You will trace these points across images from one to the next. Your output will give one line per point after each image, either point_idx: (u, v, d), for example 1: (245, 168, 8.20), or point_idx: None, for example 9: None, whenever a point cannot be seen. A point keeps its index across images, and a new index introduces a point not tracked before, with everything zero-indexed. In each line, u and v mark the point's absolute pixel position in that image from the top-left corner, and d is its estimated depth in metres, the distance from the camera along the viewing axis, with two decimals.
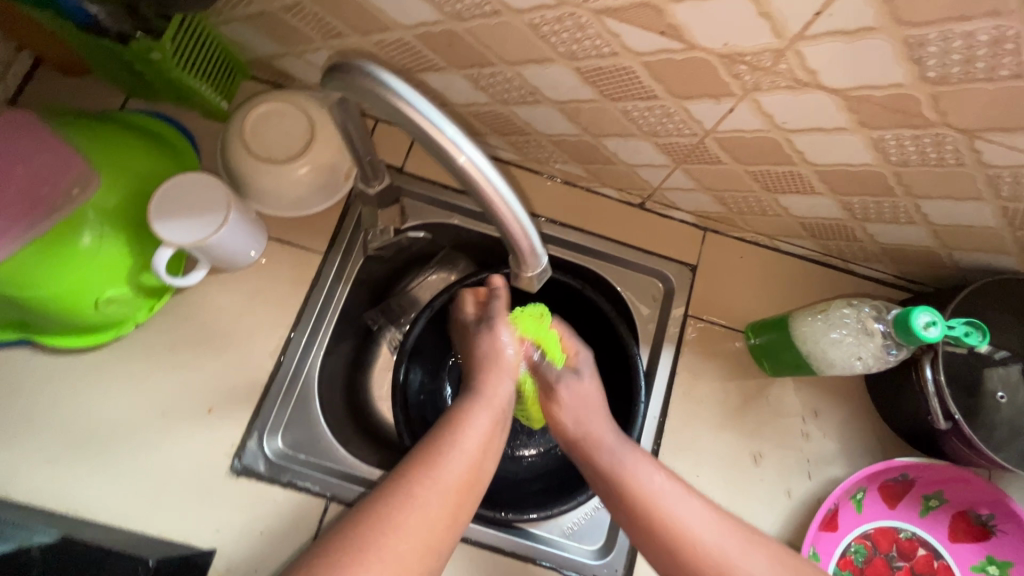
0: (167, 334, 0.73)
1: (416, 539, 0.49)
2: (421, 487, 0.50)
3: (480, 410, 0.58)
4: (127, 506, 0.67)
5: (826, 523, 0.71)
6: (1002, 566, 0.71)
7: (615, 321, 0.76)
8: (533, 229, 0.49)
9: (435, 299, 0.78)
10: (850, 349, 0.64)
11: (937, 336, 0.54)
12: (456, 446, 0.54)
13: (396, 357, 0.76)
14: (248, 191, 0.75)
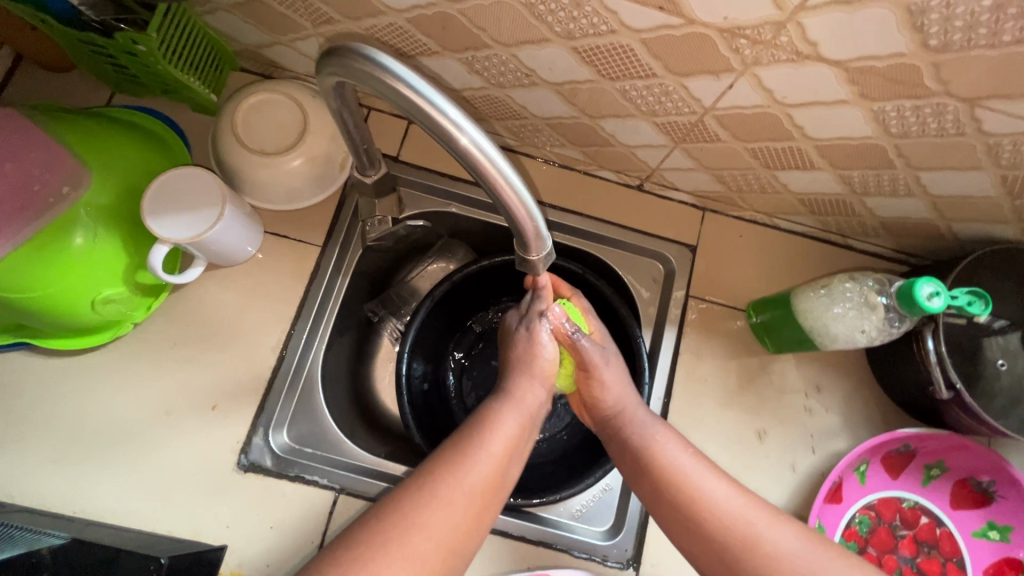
0: (166, 332, 0.72)
1: (440, 537, 0.49)
2: (447, 484, 0.51)
3: (508, 414, 0.59)
4: (134, 505, 0.66)
5: (830, 495, 0.72)
6: (1002, 531, 0.73)
7: (618, 304, 0.76)
8: (539, 213, 0.48)
9: (435, 289, 0.78)
10: (853, 323, 0.63)
11: (940, 307, 0.52)
12: (482, 446, 0.54)
13: (399, 349, 0.76)
14: (242, 184, 0.74)
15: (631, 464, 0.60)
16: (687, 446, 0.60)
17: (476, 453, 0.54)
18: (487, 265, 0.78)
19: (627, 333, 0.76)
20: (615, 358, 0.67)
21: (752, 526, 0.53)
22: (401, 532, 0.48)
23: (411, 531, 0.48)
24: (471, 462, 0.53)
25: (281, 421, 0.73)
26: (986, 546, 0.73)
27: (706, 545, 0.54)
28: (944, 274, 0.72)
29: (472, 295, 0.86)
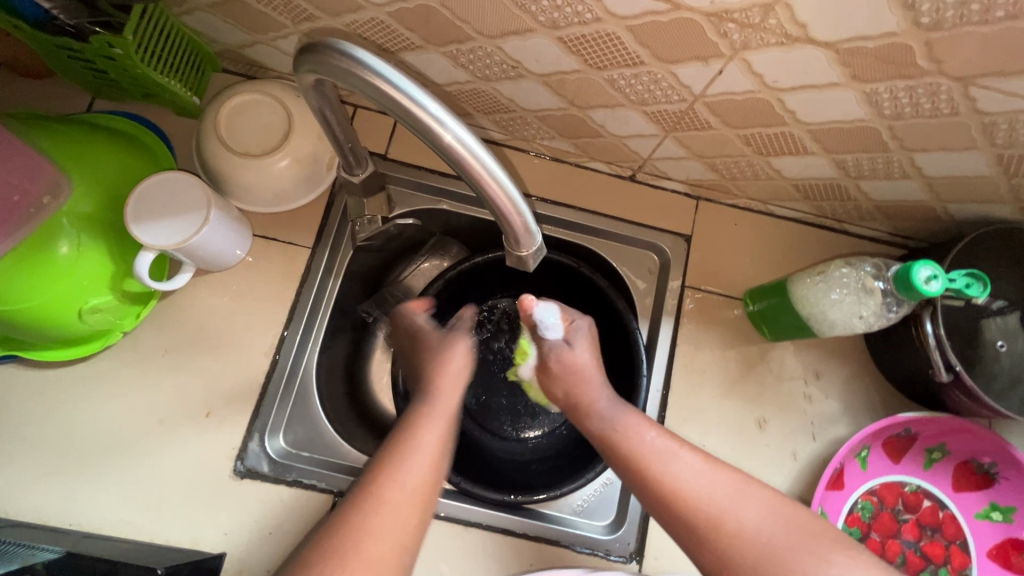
0: (158, 340, 0.71)
1: (392, 542, 0.48)
2: (384, 496, 0.49)
3: (434, 415, 0.57)
4: (130, 515, 0.66)
5: (832, 482, 0.72)
6: (1005, 512, 0.73)
7: (615, 298, 0.76)
8: (526, 207, 0.47)
9: (429, 286, 0.77)
10: (851, 309, 0.62)
11: (939, 291, 0.50)
12: (412, 451, 0.52)
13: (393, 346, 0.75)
14: (229, 187, 0.73)
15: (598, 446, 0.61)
16: (654, 425, 0.59)
17: (408, 459, 0.52)
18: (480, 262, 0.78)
19: (624, 327, 0.75)
20: (584, 343, 0.66)
21: (715, 504, 0.53)
22: (345, 552, 0.46)
23: (357, 550, 0.46)
24: (405, 469, 0.51)
25: (276, 425, 0.72)
26: (989, 528, 0.73)
27: (677, 521, 0.54)
28: (941, 256, 0.72)
29: (464, 293, 0.85)
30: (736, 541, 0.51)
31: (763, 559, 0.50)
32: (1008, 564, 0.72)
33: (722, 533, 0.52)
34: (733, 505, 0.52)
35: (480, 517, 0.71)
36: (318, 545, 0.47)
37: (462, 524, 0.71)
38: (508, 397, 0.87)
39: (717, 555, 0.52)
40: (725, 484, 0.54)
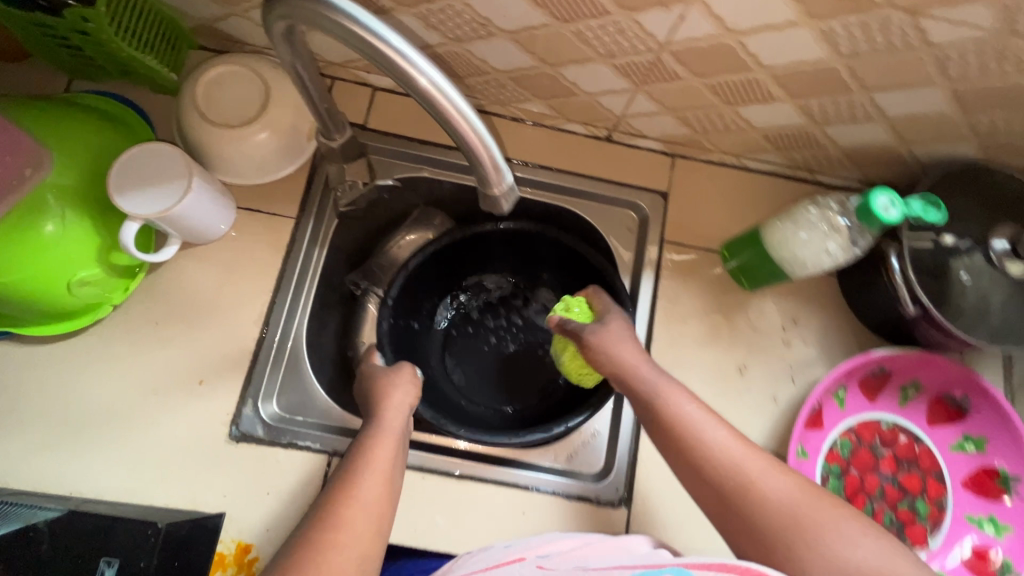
0: (147, 313, 0.72)
1: (350, 552, 0.51)
2: (342, 513, 0.53)
3: (382, 436, 0.62)
4: (129, 482, 0.67)
5: (810, 422, 0.74)
6: (978, 442, 0.76)
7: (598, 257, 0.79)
8: (493, 140, 0.47)
9: (414, 254, 0.79)
10: (818, 246, 0.65)
11: (897, 217, 0.52)
12: (363, 473, 0.57)
13: (379, 309, 0.78)
14: (210, 160, 0.74)
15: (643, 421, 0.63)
16: (688, 395, 0.62)
17: (360, 478, 0.56)
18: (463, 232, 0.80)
19: (609, 289, 0.78)
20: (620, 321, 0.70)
21: (742, 470, 0.55)
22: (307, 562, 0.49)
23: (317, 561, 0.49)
24: (358, 488, 0.55)
25: (270, 391, 0.74)
26: (963, 459, 0.76)
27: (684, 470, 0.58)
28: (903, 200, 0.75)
29: (451, 267, 0.87)
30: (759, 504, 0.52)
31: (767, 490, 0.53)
32: (982, 492, 0.75)
33: (749, 495, 0.53)
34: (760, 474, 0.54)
35: (473, 470, 0.74)
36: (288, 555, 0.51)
37: (456, 477, 0.73)
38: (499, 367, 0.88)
39: (744, 513, 0.53)
40: (748, 453, 0.56)
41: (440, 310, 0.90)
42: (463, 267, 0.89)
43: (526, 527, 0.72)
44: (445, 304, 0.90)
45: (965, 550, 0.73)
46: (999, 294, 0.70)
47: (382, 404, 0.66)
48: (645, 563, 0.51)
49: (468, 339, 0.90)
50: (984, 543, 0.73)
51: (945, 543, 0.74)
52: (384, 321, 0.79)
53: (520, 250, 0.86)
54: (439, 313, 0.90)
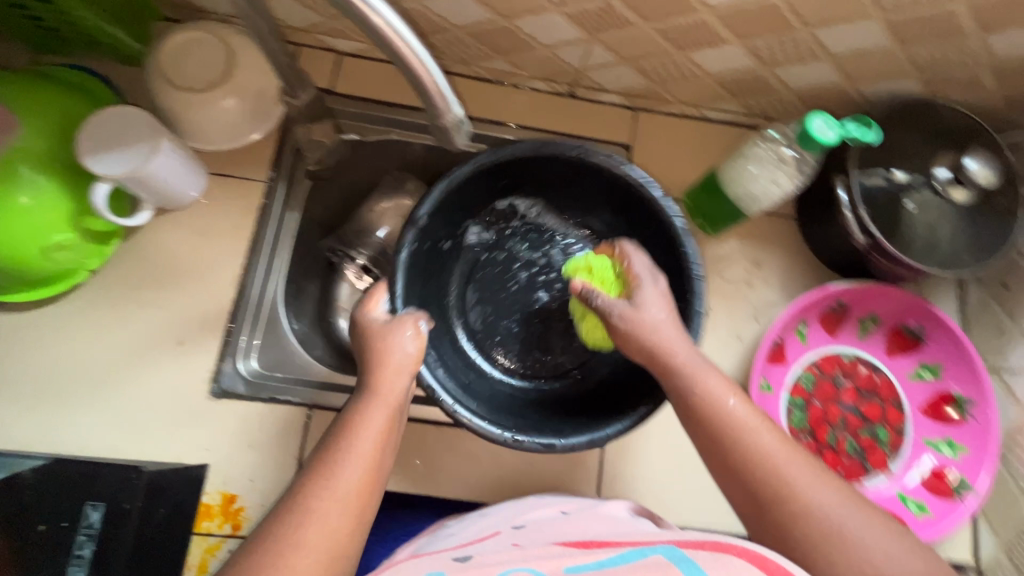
0: (123, 278, 0.74)
1: (319, 551, 0.44)
2: (314, 505, 0.46)
3: (374, 409, 0.52)
4: (113, 440, 0.69)
5: (773, 356, 0.78)
6: (935, 370, 0.79)
7: (661, 212, 0.66)
8: (437, 68, 0.48)
9: (473, 157, 0.66)
10: (768, 177, 0.68)
11: (833, 138, 0.56)
12: (345, 456, 0.49)
13: (401, 231, 0.65)
14: (180, 127, 0.75)
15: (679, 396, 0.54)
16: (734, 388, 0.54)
17: (343, 461, 0.49)
18: (533, 150, 0.67)
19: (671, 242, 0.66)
20: (660, 296, 0.59)
21: (764, 447, 0.50)
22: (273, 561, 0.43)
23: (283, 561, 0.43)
24: (339, 474, 0.48)
25: (247, 349, 0.75)
26: (920, 387, 0.80)
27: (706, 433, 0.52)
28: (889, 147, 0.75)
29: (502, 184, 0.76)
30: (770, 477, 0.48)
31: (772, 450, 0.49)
32: (939, 417, 0.78)
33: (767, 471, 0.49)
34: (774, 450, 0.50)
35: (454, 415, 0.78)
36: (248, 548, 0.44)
37: (434, 423, 0.77)
38: (522, 309, 0.81)
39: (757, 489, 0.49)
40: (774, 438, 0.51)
41: (477, 228, 0.81)
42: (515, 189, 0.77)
43: None
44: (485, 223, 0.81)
45: (922, 472, 0.77)
46: (946, 226, 0.72)
47: (378, 367, 0.55)
48: (635, 542, 0.48)
49: (495, 270, 0.82)
50: (941, 464, 0.76)
51: (903, 466, 0.77)
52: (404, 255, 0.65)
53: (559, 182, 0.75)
54: (473, 231, 0.81)
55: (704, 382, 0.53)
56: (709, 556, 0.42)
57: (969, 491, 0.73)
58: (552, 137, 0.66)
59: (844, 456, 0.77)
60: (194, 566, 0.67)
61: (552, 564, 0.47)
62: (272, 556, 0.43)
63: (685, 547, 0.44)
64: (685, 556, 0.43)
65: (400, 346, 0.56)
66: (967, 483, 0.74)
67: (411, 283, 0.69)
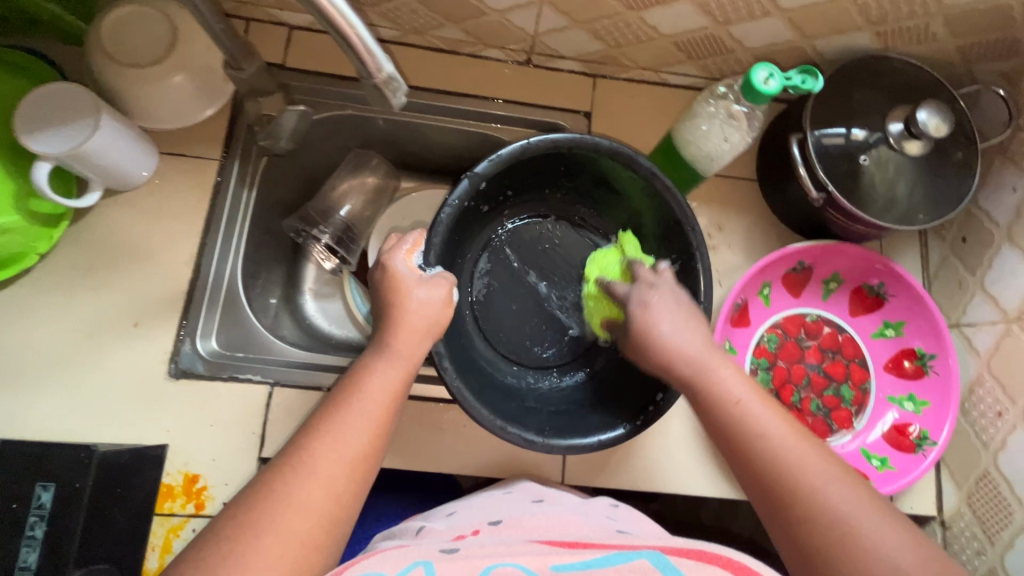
0: (74, 262, 0.73)
1: (314, 504, 0.46)
2: (312, 461, 0.48)
3: (385, 367, 0.55)
4: (71, 425, 0.68)
5: (736, 318, 0.78)
6: (897, 327, 0.79)
7: (678, 226, 0.69)
8: (361, 23, 0.46)
9: (554, 134, 0.66)
10: (717, 133, 0.68)
11: (775, 88, 0.57)
12: (354, 412, 0.51)
13: (457, 178, 0.65)
14: (124, 105, 0.73)
15: (684, 376, 0.57)
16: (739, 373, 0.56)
17: (350, 417, 0.51)
18: (604, 149, 0.67)
19: (685, 247, 0.69)
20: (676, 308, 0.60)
21: (760, 424, 0.52)
22: (271, 507, 0.45)
23: (282, 508, 0.45)
24: (345, 429, 0.50)
25: (207, 329, 0.74)
26: (884, 344, 0.80)
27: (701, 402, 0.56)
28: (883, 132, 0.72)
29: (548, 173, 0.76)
30: (766, 452, 0.51)
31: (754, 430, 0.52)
32: (901, 373, 0.79)
33: (757, 442, 0.51)
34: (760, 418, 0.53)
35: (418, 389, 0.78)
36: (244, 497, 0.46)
37: None
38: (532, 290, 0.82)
39: (746, 459, 0.52)
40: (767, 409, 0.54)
41: (509, 215, 0.82)
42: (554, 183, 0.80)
43: (469, 439, 0.75)
44: (516, 213, 0.83)
45: (885, 427, 0.77)
46: (904, 182, 0.72)
47: (394, 327, 0.58)
48: (619, 543, 0.50)
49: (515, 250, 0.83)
50: (904, 419, 0.77)
51: (867, 423, 0.78)
52: (451, 214, 0.65)
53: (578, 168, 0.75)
54: (505, 214, 0.82)
55: (714, 360, 0.57)
56: (695, 564, 0.45)
57: (930, 445, 0.74)
58: (624, 142, 0.66)
59: (808, 416, 0.78)
60: (157, 546, 0.67)
61: (539, 561, 0.47)
62: (272, 501, 0.45)
63: (669, 551, 0.47)
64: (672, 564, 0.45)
65: (417, 303, 0.59)
66: (928, 437, 0.74)
67: (447, 237, 0.68)
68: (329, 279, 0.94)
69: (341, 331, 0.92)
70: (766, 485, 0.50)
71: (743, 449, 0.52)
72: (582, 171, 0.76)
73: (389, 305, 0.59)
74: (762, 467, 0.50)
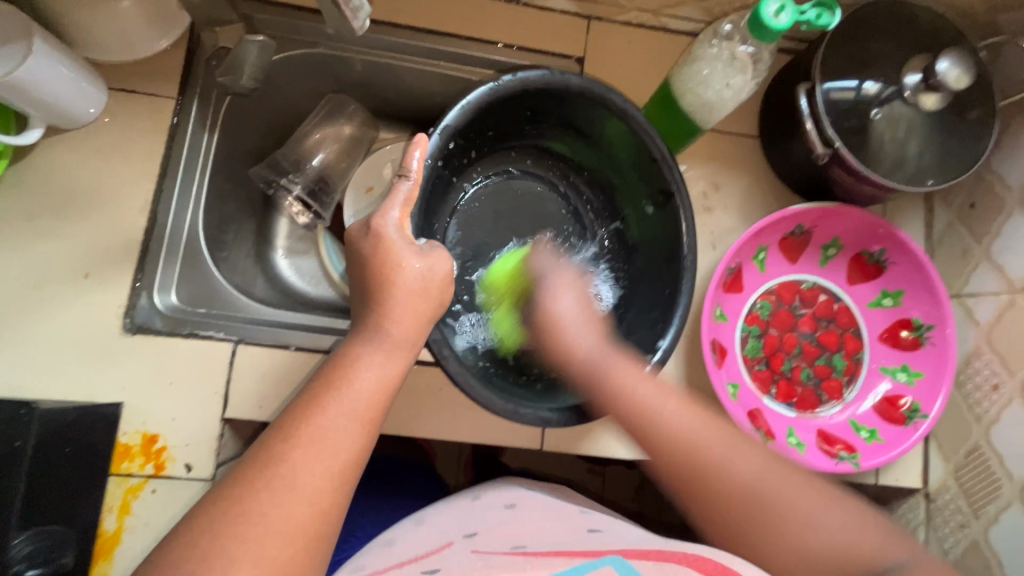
0: (17, 206, 0.67)
1: (283, 524, 0.41)
2: (278, 473, 0.43)
3: (378, 359, 0.50)
4: (18, 379, 0.64)
5: (729, 284, 0.74)
6: (896, 297, 0.76)
7: (655, 169, 0.65)
8: None
9: (523, 72, 0.60)
10: (720, 77, 0.62)
11: (786, 23, 0.54)
12: (332, 413, 0.46)
13: (426, 133, 0.57)
14: (65, 33, 0.65)
15: (585, 372, 0.60)
16: (637, 367, 0.59)
17: (336, 417, 0.46)
18: (576, 86, 0.62)
19: (663, 190, 0.66)
20: (580, 304, 0.64)
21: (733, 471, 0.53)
22: (242, 530, 0.40)
23: (254, 530, 0.40)
24: (331, 433, 0.45)
25: (166, 282, 0.69)
26: (880, 314, 0.77)
27: (675, 454, 0.54)
28: (899, 83, 0.67)
29: (505, 128, 0.72)
30: (676, 439, 0.55)
31: (748, 497, 0.52)
32: (898, 343, 0.76)
33: (663, 428, 0.55)
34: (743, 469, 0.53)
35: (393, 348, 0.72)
36: (213, 502, 0.42)
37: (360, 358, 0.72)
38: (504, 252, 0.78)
39: (653, 447, 0.55)
40: (745, 457, 0.54)
41: (480, 173, 0.77)
42: (517, 136, 0.75)
43: (444, 403, 0.71)
44: (482, 174, 0.77)
45: (876, 398, 0.75)
46: (915, 141, 0.67)
47: (386, 308, 0.52)
48: (584, 549, 0.48)
49: (489, 210, 0.78)
50: (896, 391, 0.74)
51: (858, 394, 0.76)
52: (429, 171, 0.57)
53: (548, 115, 0.70)
54: (474, 175, 0.77)
55: (613, 354, 0.59)
56: (653, 564, 0.44)
57: (921, 417, 0.71)
58: (593, 78, 0.62)
59: (798, 385, 0.75)
60: (115, 507, 0.64)
61: (518, 565, 0.46)
62: (241, 523, 0.41)
63: (629, 556, 0.46)
64: (629, 564, 0.44)
65: (411, 276, 0.53)
66: (920, 409, 0.72)
67: (423, 203, 0.61)
68: (303, 236, 0.88)
69: (317, 289, 0.87)
70: (683, 485, 0.54)
71: (648, 433, 0.56)
72: (548, 117, 0.71)
73: (381, 281, 0.53)
74: (669, 454, 0.55)
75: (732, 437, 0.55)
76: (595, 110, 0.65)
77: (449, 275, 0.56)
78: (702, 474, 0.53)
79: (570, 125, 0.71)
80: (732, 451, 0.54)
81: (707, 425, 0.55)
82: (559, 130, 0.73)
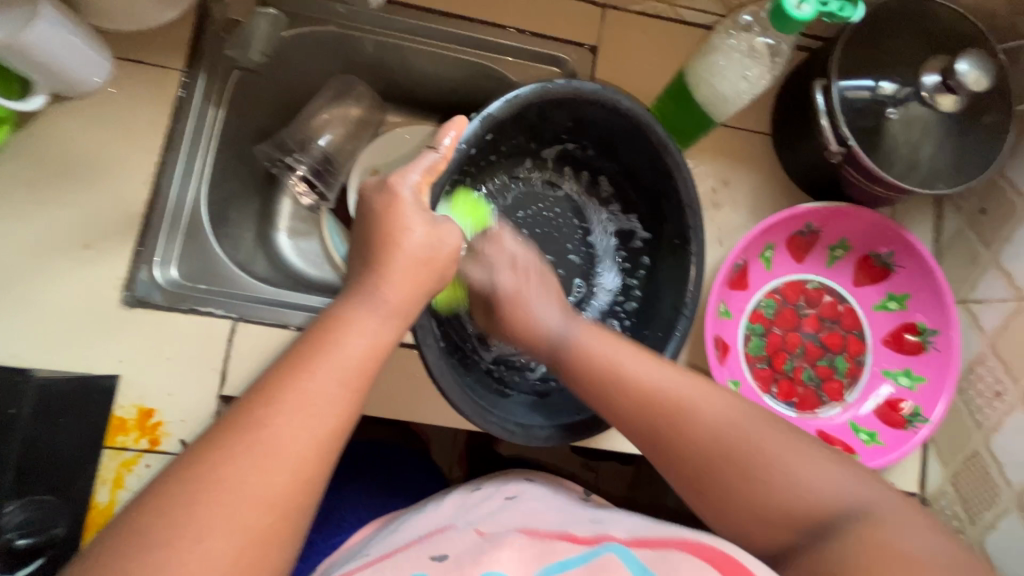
0: (17, 173, 0.66)
1: (260, 491, 0.40)
2: (258, 441, 0.41)
3: (372, 325, 0.49)
4: (14, 347, 0.63)
5: (734, 282, 0.73)
6: (901, 301, 0.75)
7: (676, 204, 0.66)
8: None
9: (579, 81, 0.61)
10: (737, 69, 0.62)
11: (809, 15, 0.53)
12: (321, 377, 0.45)
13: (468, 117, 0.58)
14: None
15: (548, 350, 0.58)
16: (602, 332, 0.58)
17: (325, 381, 0.45)
18: (626, 110, 0.63)
19: (680, 233, 0.67)
20: (539, 276, 0.61)
21: (704, 424, 0.51)
22: (220, 495, 0.39)
23: (230, 496, 0.39)
24: (316, 400, 0.44)
25: (168, 256, 0.69)
26: (885, 317, 0.76)
27: (642, 417, 0.53)
28: (915, 84, 0.66)
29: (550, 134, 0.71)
30: (641, 394, 0.53)
31: (726, 452, 0.50)
32: (901, 346, 0.75)
33: (629, 387, 0.54)
34: (713, 422, 0.51)
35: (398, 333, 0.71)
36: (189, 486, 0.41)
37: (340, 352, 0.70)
38: None
39: (612, 407, 0.54)
40: (712, 402, 0.52)
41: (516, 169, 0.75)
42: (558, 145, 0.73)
43: None
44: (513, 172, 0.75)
45: (878, 400, 0.74)
46: (929, 144, 0.66)
47: (386, 273, 0.52)
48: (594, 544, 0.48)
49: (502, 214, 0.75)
50: (898, 394, 0.74)
51: (859, 395, 0.75)
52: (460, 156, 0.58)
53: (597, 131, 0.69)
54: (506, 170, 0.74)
55: (579, 328, 0.58)
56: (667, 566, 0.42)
57: (921, 421, 0.71)
58: (645, 106, 0.63)
59: (798, 385, 0.75)
60: (108, 480, 0.63)
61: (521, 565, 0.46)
62: (220, 487, 0.39)
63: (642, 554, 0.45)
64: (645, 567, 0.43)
65: (417, 243, 0.53)
66: (920, 413, 0.72)
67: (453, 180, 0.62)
68: (305, 216, 0.88)
69: (318, 271, 0.86)
70: (645, 436, 0.53)
71: (611, 393, 0.54)
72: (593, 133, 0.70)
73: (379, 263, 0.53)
74: (631, 411, 0.53)
75: (697, 388, 0.53)
76: (633, 136, 0.66)
77: (455, 251, 0.56)
78: (666, 431, 0.52)
79: (608, 146, 0.71)
80: (702, 399, 0.52)
81: (673, 375, 0.54)
82: (594, 151, 0.73)
